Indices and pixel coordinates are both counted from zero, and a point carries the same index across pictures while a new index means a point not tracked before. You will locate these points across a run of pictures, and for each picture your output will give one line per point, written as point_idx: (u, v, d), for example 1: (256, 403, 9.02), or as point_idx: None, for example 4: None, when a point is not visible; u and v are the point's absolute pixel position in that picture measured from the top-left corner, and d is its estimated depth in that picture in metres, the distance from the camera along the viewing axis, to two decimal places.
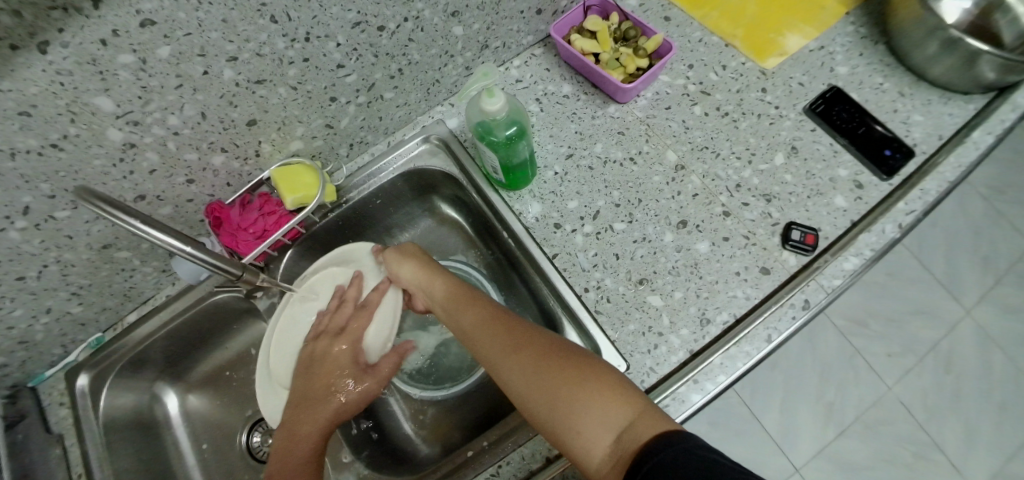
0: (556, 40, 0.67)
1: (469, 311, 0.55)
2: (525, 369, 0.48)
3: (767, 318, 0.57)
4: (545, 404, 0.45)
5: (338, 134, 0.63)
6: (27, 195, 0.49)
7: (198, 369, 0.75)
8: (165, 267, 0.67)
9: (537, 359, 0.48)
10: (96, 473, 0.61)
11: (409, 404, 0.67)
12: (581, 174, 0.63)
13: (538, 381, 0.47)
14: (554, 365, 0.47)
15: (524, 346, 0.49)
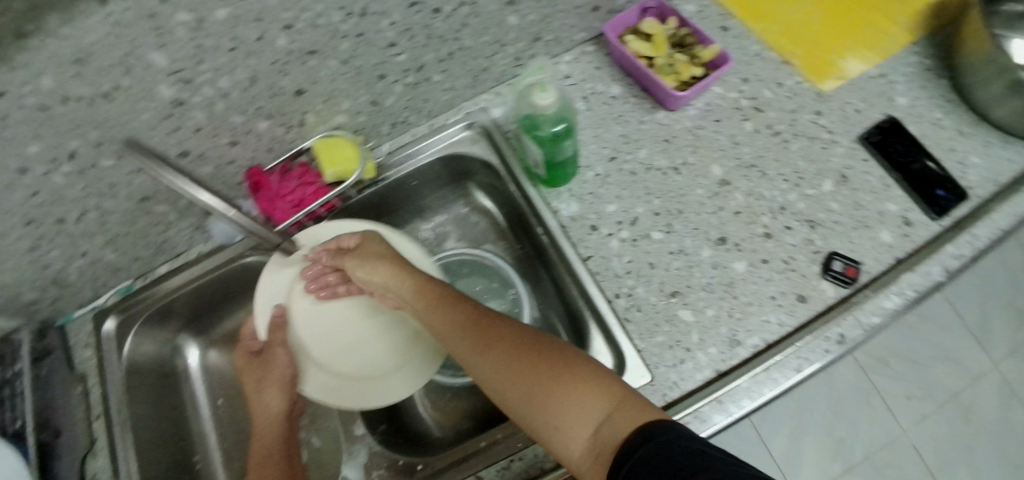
0: (610, 39, 0.66)
1: (439, 309, 0.52)
2: (502, 370, 0.46)
3: (800, 347, 0.56)
4: (527, 404, 0.44)
5: (381, 112, 0.63)
6: (75, 141, 0.49)
7: (223, 325, 0.77)
8: (199, 225, 0.68)
9: (513, 357, 0.46)
10: (116, 417, 0.63)
11: (425, 387, 0.67)
12: (622, 178, 0.62)
13: (517, 382, 0.45)
14: (529, 365, 0.45)
15: (497, 347, 0.47)
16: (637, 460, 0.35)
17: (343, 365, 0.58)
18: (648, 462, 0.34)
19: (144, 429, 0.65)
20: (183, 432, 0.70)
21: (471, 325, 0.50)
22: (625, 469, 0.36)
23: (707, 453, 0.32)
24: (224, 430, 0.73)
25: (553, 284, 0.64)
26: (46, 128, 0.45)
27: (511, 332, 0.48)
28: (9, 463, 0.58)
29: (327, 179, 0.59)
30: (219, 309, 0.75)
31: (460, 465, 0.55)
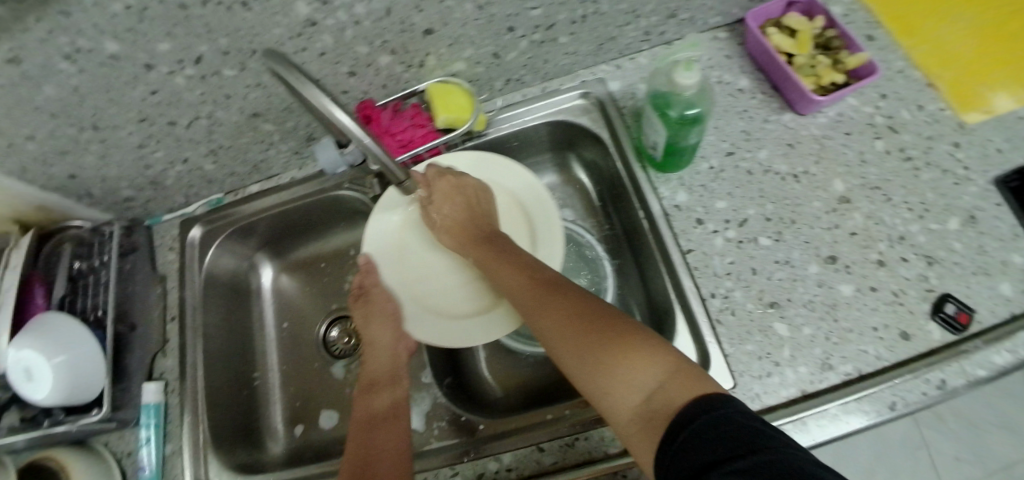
0: (750, 28, 0.62)
1: (502, 262, 0.52)
2: (557, 328, 0.45)
3: (896, 385, 0.52)
4: (580, 363, 0.42)
5: (500, 66, 0.60)
6: (203, 45, 0.48)
7: (298, 251, 0.77)
8: (298, 150, 0.67)
9: (568, 315, 0.45)
10: (190, 320, 0.67)
11: (491, 347, 0.67)
12: (737, 176, 0.59)
13: (569, 341, 0.43)
14: (586, 324, 0.43)
15: (552, 305, 0.46)
16: (690, 434, 0.32)
17: (441, 302, 0.59)
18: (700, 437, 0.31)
19: (212, 338, 0.68)
20: (247, 347, 0.73)
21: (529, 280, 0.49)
22: (677, 441, 0.33)
23: (763, 436, 0.30)
24: (284, 352, 0.74)
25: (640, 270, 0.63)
26: (181, 26, 0.45)
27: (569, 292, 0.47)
28: (88, 349, 0.61)
29: (438, 125, 0.59)
30: (298, 235, 0.75)
31: (521, 434, 0.54)
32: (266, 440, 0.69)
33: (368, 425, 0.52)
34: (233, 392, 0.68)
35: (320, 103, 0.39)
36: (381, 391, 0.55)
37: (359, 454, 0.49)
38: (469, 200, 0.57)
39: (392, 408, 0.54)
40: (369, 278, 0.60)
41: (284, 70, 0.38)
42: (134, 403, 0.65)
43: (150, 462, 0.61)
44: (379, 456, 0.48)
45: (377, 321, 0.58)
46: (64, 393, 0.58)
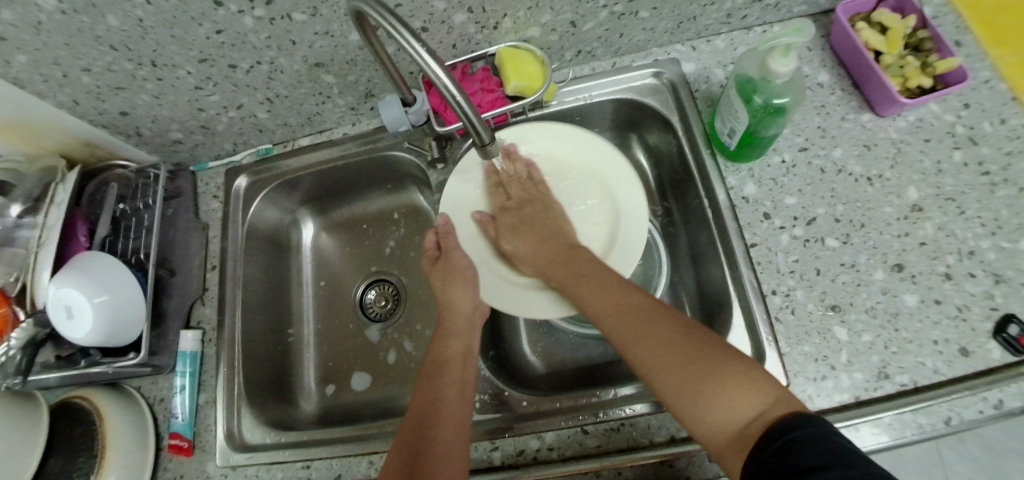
0: (839, 20, 0.60)
1: (579, 276, 0.51)
2: (652, 345, 0.44)
3: (954, 401, 0.49)
4: (674, 381, 0.41)
5: (575, 36, 0.58)
6: None
7: (340, 211, 0.76)
8: (355, 106, 0.65)
9: (658, 330, 0.44)
10: (230, 270, 0.66)
11: (534, 323, 0.66)
12: (810, 172, 0.58)
13: (662, 362, 0.42)
14: (681, 353, 0.42)
15: (644, 328, 0.45)
16: (789, 444, 0.33)
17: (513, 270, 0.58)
18: (803, 445, 0.32)
19: (250, 291, 0.67)
20: (284, 302, 0.72)
21: (613, 293, 0.49)
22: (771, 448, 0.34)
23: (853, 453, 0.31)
24: (320, 309, 0.74)
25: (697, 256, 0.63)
26: None
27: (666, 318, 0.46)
28: (130, 293, 0.60)
29: (508, 92, 0.56)
30: (343, 193, 0.74)
31: (564, 414, 0.53)
32: (298, 398, 0.69)
33: (436, 382, 0.52)
34: (269, 346, 0.68)
35: (408, 52, 0.35)
36: (454, 353, 0.55)
37: (427, 406, 0.50)
38: (532, 212, 0.58)
39: (461, 371, 0.53)
40: (449, 239, 0.59)
41: (371, 9, 0.36)
42: (171, 350, 0.64)
43: (183, 411, 0.61)
44: (443, 415, 0.49)
45: (456, 284, 0.57)
46: (104, 334, 0.58)
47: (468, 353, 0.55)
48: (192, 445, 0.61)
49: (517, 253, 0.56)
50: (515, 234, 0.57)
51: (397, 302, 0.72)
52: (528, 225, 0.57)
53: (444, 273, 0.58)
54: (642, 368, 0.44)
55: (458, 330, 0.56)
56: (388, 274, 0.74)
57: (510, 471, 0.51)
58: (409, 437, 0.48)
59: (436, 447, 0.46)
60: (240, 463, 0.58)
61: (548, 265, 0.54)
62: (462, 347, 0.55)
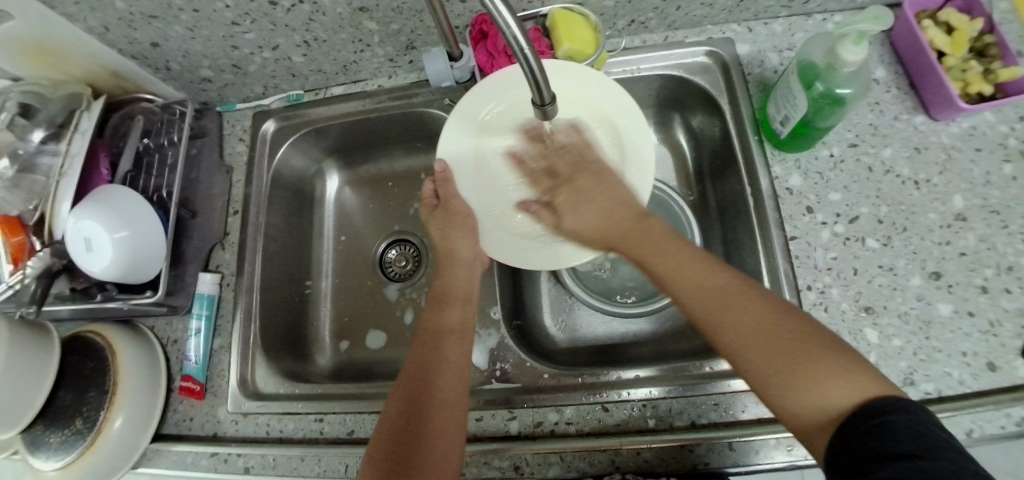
0: (905, 15, 0.57)
1: (655, 250, 0.46)
2: (742, 312, 0.40)
3: (978, 414, 0.47)
4: (762, 357, 0.38)
5: (631, 4, 0.57)
6: None
7: (369, 166, 0.76)
8: (393, 58, 0.63)
9: (739, 302, 0.40)
10: (253, 216, 0.65)
11: (556, 296, 0.66)
12: (857, 169, 0.57)
13: (752, 333, 0.39)
14: (766, 328, 0.38)
15: (731, 299, 0.41)
16: (882, 422, 0.31)
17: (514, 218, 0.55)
18: (895, 432, 0.31)
19: (272, 239, 0.67)
20: (304, 253, 0.72)
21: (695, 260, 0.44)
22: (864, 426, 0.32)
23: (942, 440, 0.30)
24: (342, 263, 0.74)
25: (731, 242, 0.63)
26: None
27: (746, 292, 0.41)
28: (151, 230, 0.59)
29: (558, 54, 0.57)
30: (373, 147, 0.73)
31: (585, 390, 0.52)
32: (312, 351, 0.69)
33: (434, 330, 0.51)
34: (286, 296, 0.68)
35: (492, 15, 0.31)
36: (455, 301, 0.54)
37: (425, 351, 0.50)
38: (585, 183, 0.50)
39: (460, 319, 0.53)
40: (448, 188, 0.56)
41: None
42: (188, 291, 0.64)
43: (198, 355, 0.61)
44: (446, 361, 0.49)
45: (455, 231, 0.56)
46: (122, 269, 0.57)
47: (467, 302, 0.55)
48: (204, 389, 0.61)
49: (574, 228, 0.51)
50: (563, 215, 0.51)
51: (418, 263, 0.72)
52: (580, 197, 0.50)
53: (445, 222, 0.57)
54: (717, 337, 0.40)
55: (456, 276, 0.56)
56: (410, 235, 0.74)
57: (527, 442, 0.51)
58: (408, 381, 0.47)
59: (435, 393, 0.46)
60: (252, 410, 0.58)
61: (616, 233, 0.48)
62: (461, 296, 0.55)
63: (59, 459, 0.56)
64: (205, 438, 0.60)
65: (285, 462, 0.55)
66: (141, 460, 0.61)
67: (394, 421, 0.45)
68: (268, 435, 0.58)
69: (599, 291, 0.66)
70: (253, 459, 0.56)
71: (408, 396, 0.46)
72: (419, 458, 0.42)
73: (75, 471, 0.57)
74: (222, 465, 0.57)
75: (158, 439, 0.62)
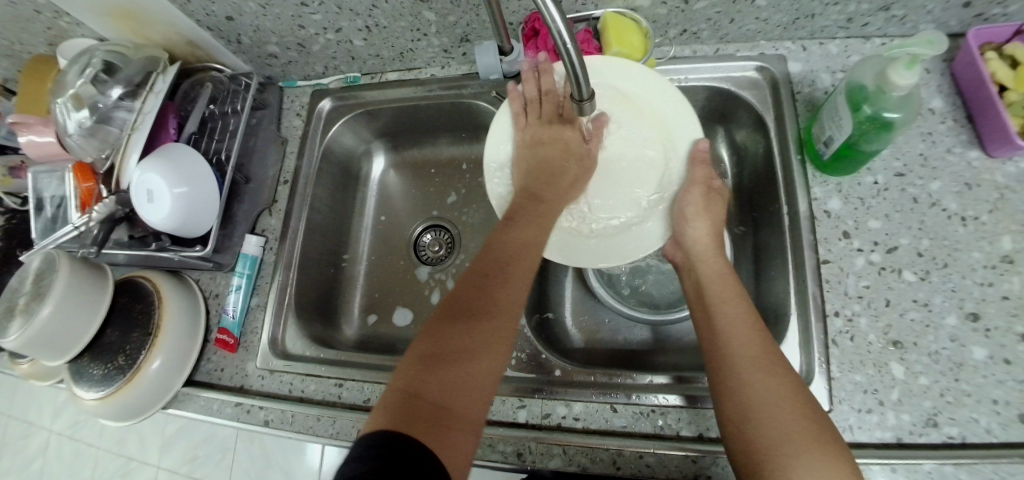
0: (967, 47, 0.55)
1: (718, 296, 0.49)
2: (770, 383, 0.41)
3: (1003, 466, 0.45)
4: (767, 424, 0.39)
5: (684, 14, 0.58)
6: None
7: (413, 150, 0.79)
8: (448, 49, 0.66)
9: (768, 372, 0.42)
10: (300, 187, 0.69)
11: (582, 294, 0.67)
12: (902, 199, 0.56)
13: (769, 396, 0.40)
14: (787, 401, 0.40)
15: (766, 365, 0.42)
16: None
17: None
18: None
19: (315, 211, 0.70)
20: (343, 226, 0.76)
21: (740, 317, 0.46)
22: None
23: None
24: (377, 240, 0.77)
25: (763, 260, 0.62)
26: None
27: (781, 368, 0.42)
28: (206, 188, 0.63)
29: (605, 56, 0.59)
30: (418, 133, 0.76)
31: (596, 388, 0.53)
32: (340, 320, 0.72)
33: (500, 245, 0.50)
34: (323, 266, 0.71)
35: (540, 11, 0.32)
36: (521, 231, 0.52)
37: (480, 280, 0.47)
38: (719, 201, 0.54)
39: (518, 247, 0.50)
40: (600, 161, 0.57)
41: None
42: (233, 251, 0.68)
43: (236, 310, 0.65)
44: (501, 299, 0.46)
45: (557, 171, 0.56)
46: (176, 222, 0.61)
47: (540, 230, 0.53)
48: (237, 343, 0.65)
49: (685, 236, 0.54)
50: (687, 216, 0.53)
51: (450, 248, 0.75)
52: (712, 210, 0.54)
53: (547, 140, 0.58)
54: (733, 392, 0.42)
55: (530, 204, 0.54)
56: (444, 220, 0.76)
57: (534, 431, 0.52)
58: (457, 305, 0.46)
59: (481, 326, 0.44)
60: (278, 368, 0.61)
61: (701, 263, 0.52)
62: (535, 224, 0.53)
63: (99, 390, 0.61)
64: (231, 389, 0.64)
65: (302, 419, 0.58)
66: (172, 401, 0.66)
67: (423, 357, 0.42)
68: (289, 393, 0.61)
69: (625, 293, 0.66)
70: (273, 413, 0.59)
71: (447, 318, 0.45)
72: (444, 380, 0.40)
73: (112, 401, 0.62)
74: (245, 415, 0.61)
75: (189, 383, 0.66)
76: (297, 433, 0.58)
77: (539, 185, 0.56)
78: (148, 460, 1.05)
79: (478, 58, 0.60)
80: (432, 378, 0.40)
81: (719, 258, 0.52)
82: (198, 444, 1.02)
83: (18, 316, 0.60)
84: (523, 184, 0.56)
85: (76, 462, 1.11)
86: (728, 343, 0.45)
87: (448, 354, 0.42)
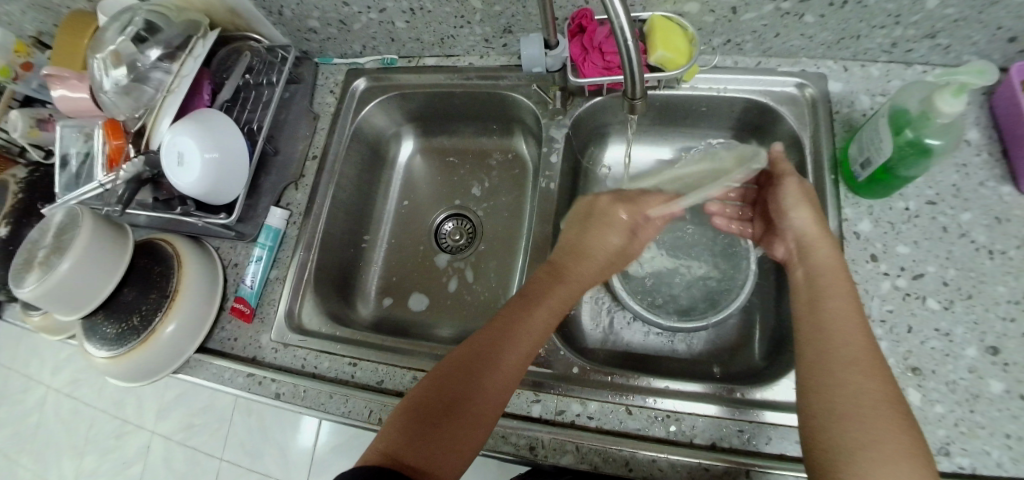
0: (1009, 81, 0.56)
1: (827, 289, 0.46)
2: (867, 389, 0.40)
3: None
4: (854, 425, 0.38)
5: (730, 23, 0.59)
6: None
7: (441, 137, 0.79)
8: (489, 39, 0.66)
9: (868, 377, 0.40)
10: (329, 163, 0.70)
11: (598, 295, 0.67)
12: (931, 228, 0.56)
13: (864, 399, 0.39)
14: (884, 407, 0.39)
15: (866, 369, 0.41)
16: None
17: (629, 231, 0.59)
18: None
19: (342, 189, 0.71)
20: (367, 207, 0.76)
21: (846, 314, 0.44)
22: None
23: None
24: (398, 223, 0.77)
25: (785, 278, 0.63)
26: None
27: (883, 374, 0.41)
28: (237, 156, 0.63)
29: (650, 59, 0.58)
30: (449, 120, 0.76)
31: (612, 389, 0.53)
32: (356, 300, 0.72)
33: (511, 320, 0.49)
34: (345, 244, 0.72)
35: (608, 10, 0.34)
36: (536, 311, 0.50)
37: (477, 355, 0.47)
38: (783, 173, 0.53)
39: (529, 336, 0.48)
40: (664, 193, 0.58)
41: None
42: (256, 221, 0.68)
43: (254, 281, 0.65)
44: (501, 375, 0.46)
45: (588, 247, 0.54)
46: (204, 188, 0.61)
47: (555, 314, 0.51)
48: (253, 313, 0.65)
49: (794, 225, 0.51)
50: (787, 208, 0.51)
51: (471, 238, 0.75)
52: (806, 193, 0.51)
53: (597, 224, 0.55)
54: (825, 390, 0.41)
55: (557, 283, 0.52)
56: (467, 210, 0.76)
57: (548, 427, 0.52)
58: (458, 368, 0.47)
59: (475, 400, 0.45)
60: (293, 342, 0.61)
61: (807, 248, 0.50)
62: (552, 305, 0.51)
63: (113, 348, 0.61)
64: (244, 359, 0.64)
65: (314, 395, 0.58)
66: (183, 366, 0.66)
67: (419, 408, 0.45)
68: (302, 368, 0.61)
69: (644, 299, 0.66)
70: (285, 386, 0.59)
71: (446, 378, 0.46)
72: (428, 444, 0.43)
73: (124, 361, 0.62)
74: (256, 386, 0.61)
75: (201, 350, 0.66)
76: (308, 409, 0.58)
77: (572, 271, 0.53)
78: (144, 424, 1.05)
79: (522, 49, 0.61)
80: (413, 452, 0.42)
81: (830, 249, 0.49)
82: (196, 412, 1.02)
83: (35, 268, 0.59)
84: (555, 261, 0.54)
85: (71, 420, 1.11)
86: (827, 342, 0.43)
87: (439, 414, 0.44)
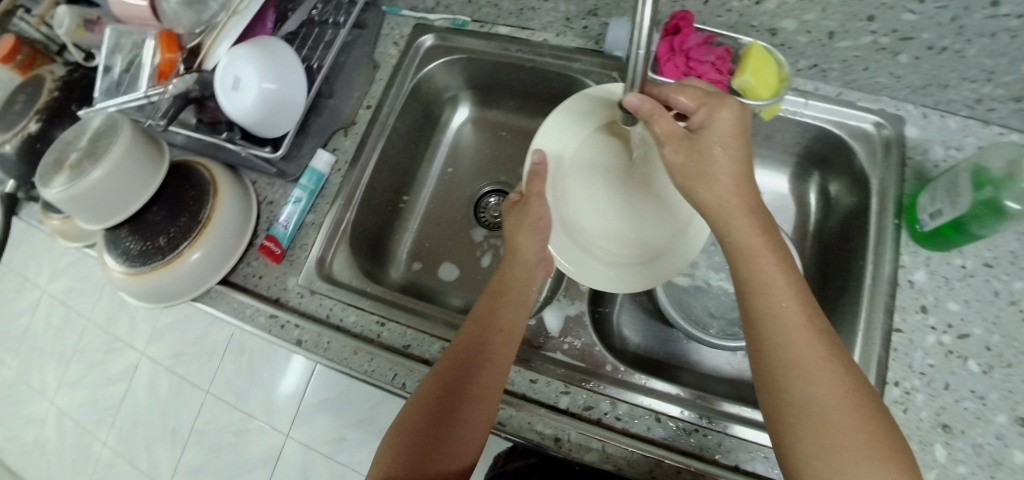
0: None
1: (758, 278, 0.42)
2: (812, 391, 0.38)
3: None
4: (814, 435, 0.37)
5: (823, 48, 0.58)
6: None
7: (496, 111, 0.77)
8: (570, 19, 0.64)
9: (813, 379, 0.38)
10: (382, 116, 0.68)
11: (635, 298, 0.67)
12: (983, 290, 0.55)
13: (815, 404, 0.38)
14: (839, 407, 0.37)
15: (808, 368, 0.39)
16: None
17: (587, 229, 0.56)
18: None
19: (391, 145, 0.69)
20: (413, 167, 0.74)
21: (781, 307, 0.41)
22: None
23: None
24: (440, 189, 0.76)
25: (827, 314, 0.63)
26: None
27: (831, 368, 0.39)
28: (294, 93, 0.61)
29: (734, 82, 0.57)
30: (509, 95, 0.74)
31: (643, 394, 0.52)
32: (387, 260, 0.71)
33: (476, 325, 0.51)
34: (386, 202, 0.70)
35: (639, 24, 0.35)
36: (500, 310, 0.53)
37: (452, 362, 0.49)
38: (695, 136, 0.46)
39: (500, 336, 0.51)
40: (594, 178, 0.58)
41: None
42: (300, 162, 0.66)
43: (289, 221, 0.63)
44: (481, 371, 0.48)
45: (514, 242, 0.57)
46: (255, 118, 0.59)
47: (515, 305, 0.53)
48: (282, 255, 0.63)
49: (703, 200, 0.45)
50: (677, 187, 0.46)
51: None
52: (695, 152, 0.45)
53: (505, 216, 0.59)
54: (776, 402, 0.40)
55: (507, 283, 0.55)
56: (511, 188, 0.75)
57: (573, 420, 0.51)
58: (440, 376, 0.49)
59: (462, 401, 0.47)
60: (320, 290, 0.60)
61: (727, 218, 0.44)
62: (507, 299, 0.54)
63: (134, 266, 0.60)
64: (266, 299, 0.62)
65: (337, 348, 0.57)
66: (202, 296, 0.64)
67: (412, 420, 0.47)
68: (326, 319, 0.59)
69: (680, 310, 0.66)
70: (308, 335, 0.58)
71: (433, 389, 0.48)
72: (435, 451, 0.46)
73: (144, 282, 0.60)
74: (277, 329, 0.59)
75: (223, 283, 0.65)
76: (329, 361, 0.57)
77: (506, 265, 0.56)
78: (133, 346, 1.03)
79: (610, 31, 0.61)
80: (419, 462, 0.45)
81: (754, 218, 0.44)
82: (188, 342, 1.01)
83: (65, 170, 0.57)
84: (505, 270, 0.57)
85: (60, 328, 1.09)
86: (768, 343, 0.41)
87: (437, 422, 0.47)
